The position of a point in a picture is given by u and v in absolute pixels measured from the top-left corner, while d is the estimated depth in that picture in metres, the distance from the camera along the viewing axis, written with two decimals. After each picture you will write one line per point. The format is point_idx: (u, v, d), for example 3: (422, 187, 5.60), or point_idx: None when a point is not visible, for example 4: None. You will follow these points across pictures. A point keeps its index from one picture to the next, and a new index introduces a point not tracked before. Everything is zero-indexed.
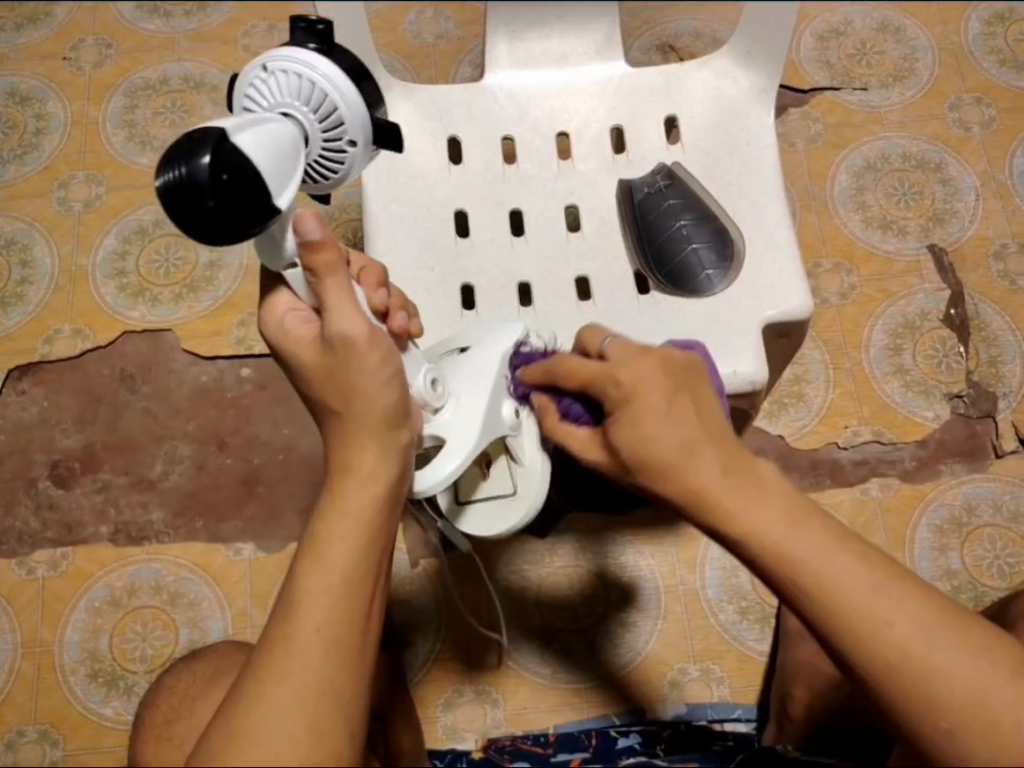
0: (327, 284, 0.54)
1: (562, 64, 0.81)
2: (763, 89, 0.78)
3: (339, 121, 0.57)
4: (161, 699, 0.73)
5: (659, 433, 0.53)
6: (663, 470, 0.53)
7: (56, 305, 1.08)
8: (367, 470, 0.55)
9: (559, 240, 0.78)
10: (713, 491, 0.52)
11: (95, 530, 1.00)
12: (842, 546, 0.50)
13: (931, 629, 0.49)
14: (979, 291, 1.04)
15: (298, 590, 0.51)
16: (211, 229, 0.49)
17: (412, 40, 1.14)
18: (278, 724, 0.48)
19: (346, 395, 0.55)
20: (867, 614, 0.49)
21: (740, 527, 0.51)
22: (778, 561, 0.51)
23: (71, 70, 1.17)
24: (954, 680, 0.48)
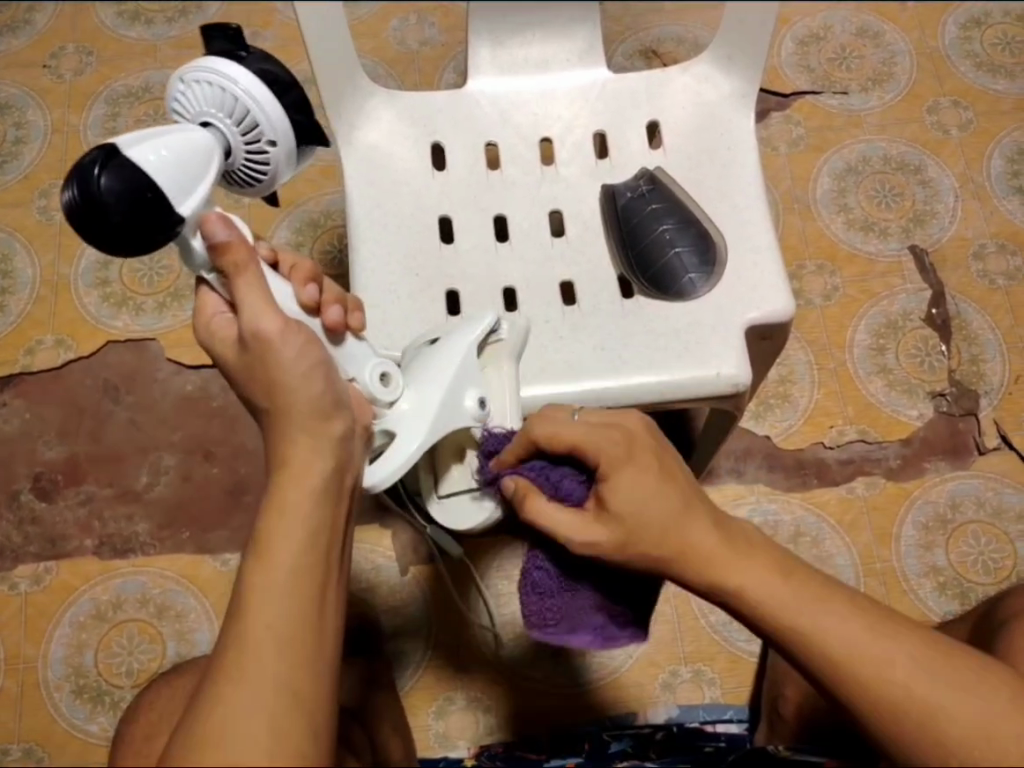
0: (242, 286, 0.54)
1: (543, 70, 0.81)
2: (744, 94, 0.79)
3: (255, 124, 0.57)
4: (141, 718, 0.72)
5: (649, 496, 0.55)
6: (652, 531, 0.54)
7: (37, 316, 1.06)
8: (300, 468, 0.53)
9: (543, 245, 0.78)
10: (704, 570, 0.53)
11: (79, 543, 0.99)
12: (832, 597, 0.52)
13: (924, 662, 0.50)
14: (959, 291, 1.06)
15: (247, 592, 0.50)
16: (115, 239, 0.52)
17: (396, 46, 1.14)
18: (235, 727, 0.46)
19: (268, 389, 0.54)
20: (860, 664, 0.50)
21: (733, 583, 0.53)
22: (773, 617, 0.52)
23: (51, 78, 1.16)
24: (954, 715, 0.49)
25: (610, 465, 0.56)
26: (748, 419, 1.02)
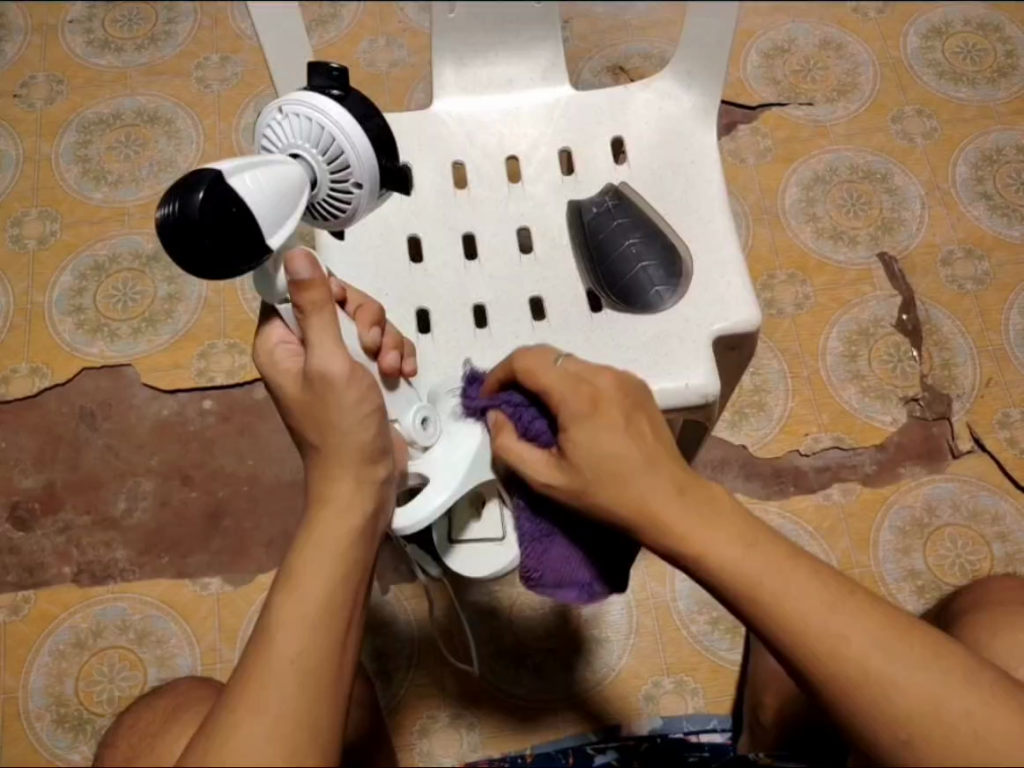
0: (314, 321, 0.56)
1: (507, 89, 0.82)
2: (705, 107, 0.80)
3: (346, 164, 0.57)
4: (121, 741, 0.71)
5: (617, 449, 0.51)
6: (617, 484, 0.51)
7: (12, 344, 1.06)
8: (344, 502, 0.55)
9: (511, 263, 0.79)
10: (671, 519, 0.49)
11: (58, 572, 0.98)
12: (802, 566, 0.49)
13: (882, 634, 0.47)
14: (929, 296, 1.07)
15: (274, 619, 0.51)
16: (202, 261, 0.52)
17: (366, 68, 1.15)
18: (253, 758, 0.47)
19: (325, 428, 0.56)
20: (825, 631, 0.47)
21: (695, 544, 0.49)
22: (738, 583, 0.48)
23: (22, 107, 1.16)
24: (903, 686, 0.47)
25: (573, 421, 0.52)
26: (723, 428, 1.02)
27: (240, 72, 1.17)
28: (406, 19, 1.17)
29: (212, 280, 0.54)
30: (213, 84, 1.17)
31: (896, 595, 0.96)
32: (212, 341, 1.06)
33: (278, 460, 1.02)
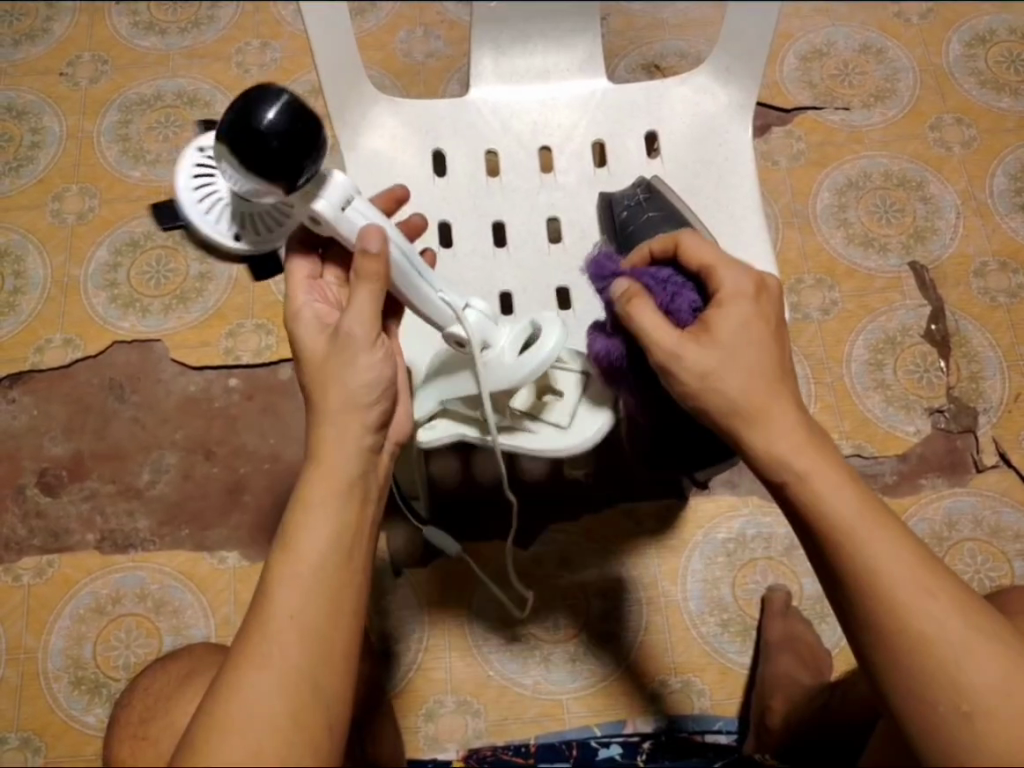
0: (359, 287, 0.59)
1: (544, 80, 0.83)
2: (742, 105, 0.80)
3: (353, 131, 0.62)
4: (140, 696, 0.73)
5: (755, 357, 0.60)
6: (747, 388, 0.59)
7: (48, 315, 1.09)
8: (328, 463, 0.56)
9: (541, 252, 0.79)
10: (790, 458, 0.58)
11: (81, 538, 1.01)
12: (895, 529, 0.56)
13: (961, 605, 0.55)
14: (960, 307, 1.05)
15: (270, 580, 0.53)
16: (267, 163, 0.55)
17: (402, 58, 1.16)
18: (259, 708, 0.49)
19: (324, 388, 0.58)
20: (904, 595, 0.55)
21: (806, 472, 0.58)
22: (836, 525, 0.56)
23: (66, 85, 1.19)
24: (969, 652, 0.54)
25: (733, 298, 0.61)
26: None
27: (280, 58, 1.20)
28: (444, 10, 1.18)
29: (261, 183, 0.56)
30: (252, 69, 1.19)
31: None
32: (239, 320, 1.08)
33: (300, 440, 1.03)
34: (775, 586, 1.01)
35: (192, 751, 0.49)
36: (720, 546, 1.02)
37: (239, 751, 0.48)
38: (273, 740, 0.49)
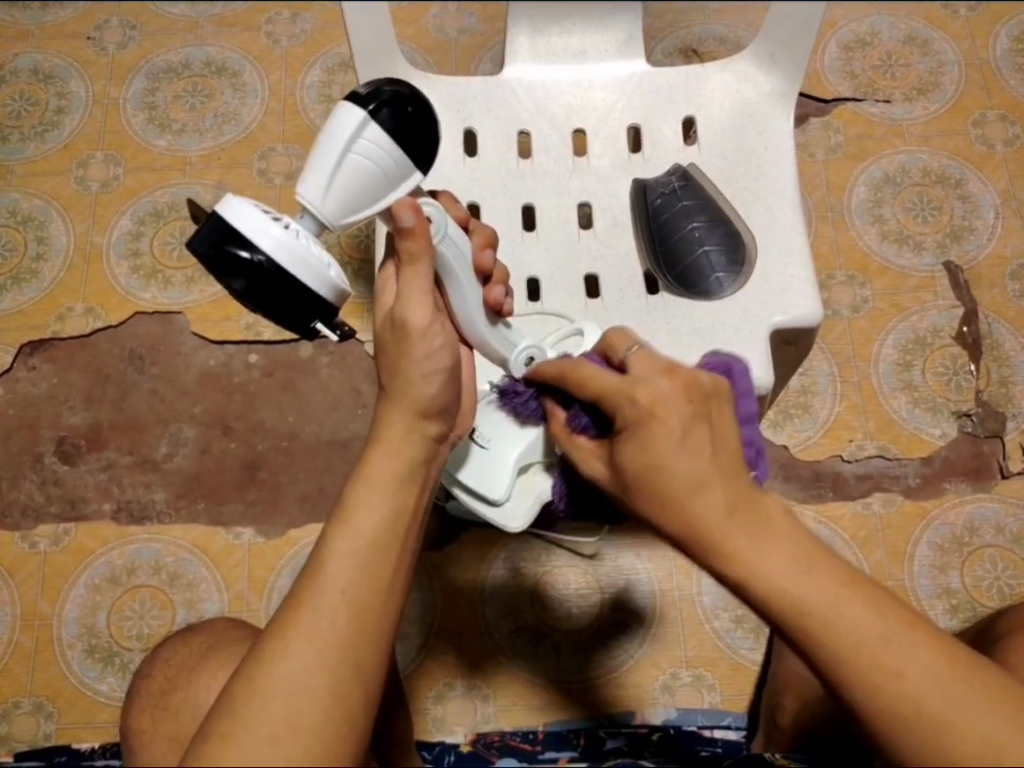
0: (409, 275, 0.57)
1: (580, 60, 0.80)
2: (783, 94, 0.77)
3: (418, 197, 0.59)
4: (159, 668, 0.72)
5: (666, 462, 0.48)
6: (670, 505, 0.49)
7: (70, 283, 1.09)
8: (393, 442, 0.56)
9: (569, 237, 0.77)
10: (748, 553, 0.47)
11: (97, 507, 1.01)
12: (867, 593, 0.46)
13: (939, 671, 0.45)
14: (994, 310, 1.03)
15: (325, 551, 0.52)
16: (404, 121, 0.56)
17: (435, 34, 1.14)
18: (301, 681, 0.48)
19: (391, 372, 0.58)
20: (873, 668, 0.45)
21: (741, 563, 0.47)
22: (793, 609, 0.46)
23: (94, 50, 1.18)
24: (962, 726, 0.45)
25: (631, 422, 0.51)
26: (765, 427, 1.00)
27: (310, 30, 1.18)
28: None
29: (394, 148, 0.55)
30: (282, 39, 1.17)
31: (928, 612, 0.94)
32: None
33: (319, 419, 1.03)
34: None
35: (228, 713, 0.48)
36: None
37: (276, 723, 0.47)
38: (311, 712, 0.47)
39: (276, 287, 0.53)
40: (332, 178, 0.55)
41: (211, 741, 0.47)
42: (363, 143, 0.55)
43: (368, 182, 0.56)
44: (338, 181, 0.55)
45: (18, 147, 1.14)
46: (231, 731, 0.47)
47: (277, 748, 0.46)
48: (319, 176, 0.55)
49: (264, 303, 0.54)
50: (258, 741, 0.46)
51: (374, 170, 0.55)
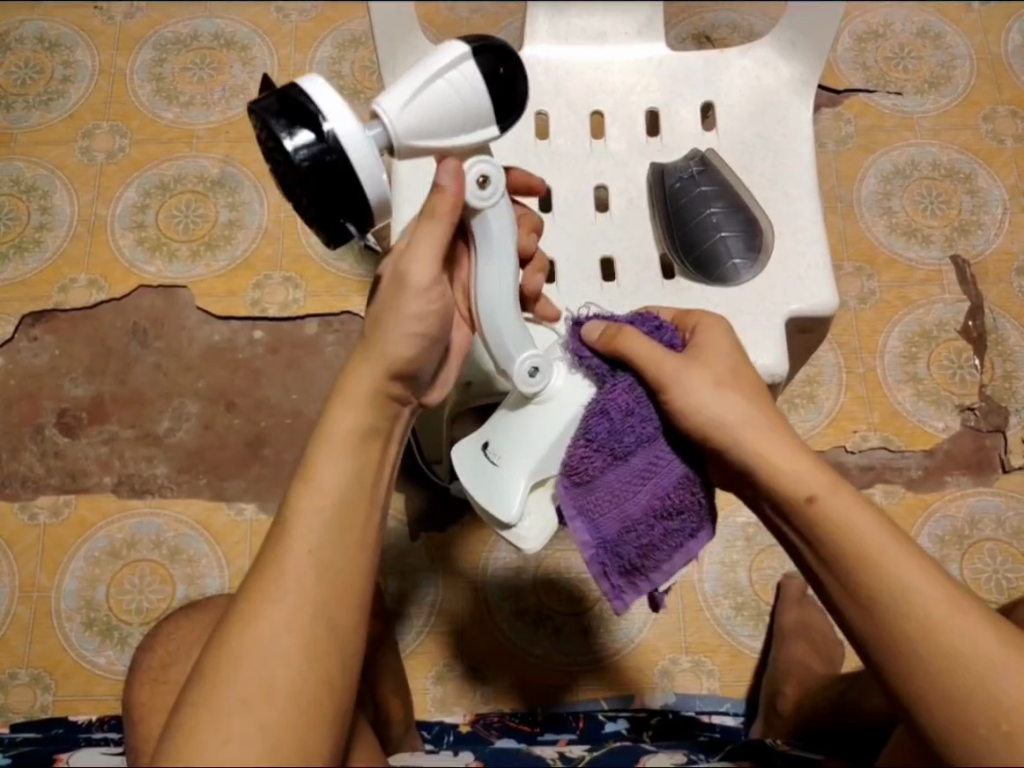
0: (425, 226, 0.57)
1: (600, 42, 0.79)
2: (804, 81, 0.77)
3: (484, 171, 0.58)
4: (163, 642, 0.71)
5: (742, 411, 0.59)
6: (742, 437, 0.59)
7: (73, 254, 1.08)
8: (360, 400, 0.56)
9: (585, 219, 0.77)
10: (806, 481, 0.57)
11: (98, 480, 1.00)
12: (915, 553, 0.54)
13: (989, 623, 0.52)
14: (999, 305, 1.04)
15: (290, 512, 0.52)
16: (495, 77, 0.57)
17: (448, 13, 1.13)
18: (270, 646, 0.48)
19: (375, 323, 0.57)
20: (932, 614, 0.52)
21: (823, 505, 0.56)
22: (849, 541, 0.54)
23: (102, 19, 1.17)
24: (1009, 674, 0.51)
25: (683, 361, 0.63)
26: None
27: (322, 5, 1.17)
28: None
29: (474, 91, 0.56)
30: (292, 14, 1.16)
31: None
32: (267, 272, 1.07)
33: (324, 397, 1.02)
34: (791, 573, 1.01)
35: (202, 683, 0.48)
36: (738, 531, 1.02)
37: (247, 689, 0.47)
38: (284, 674, 0.47)
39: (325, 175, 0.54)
40: (414, 95, 0.55)
41: (185, 710, 0.47)
42: (455, 75, 0.56)
43: (442, 114, 0.56)
44: (420, 100, 0.55)
45: (23, 115, 1.13)
46: (202, 698, 0.47)
47: (251, 711, 0.46)
48: (402, 92, 0.55)
49: (308, 186, 0.54)
50: (233, 705, 0.46)
51: (457, 102, 0.56)
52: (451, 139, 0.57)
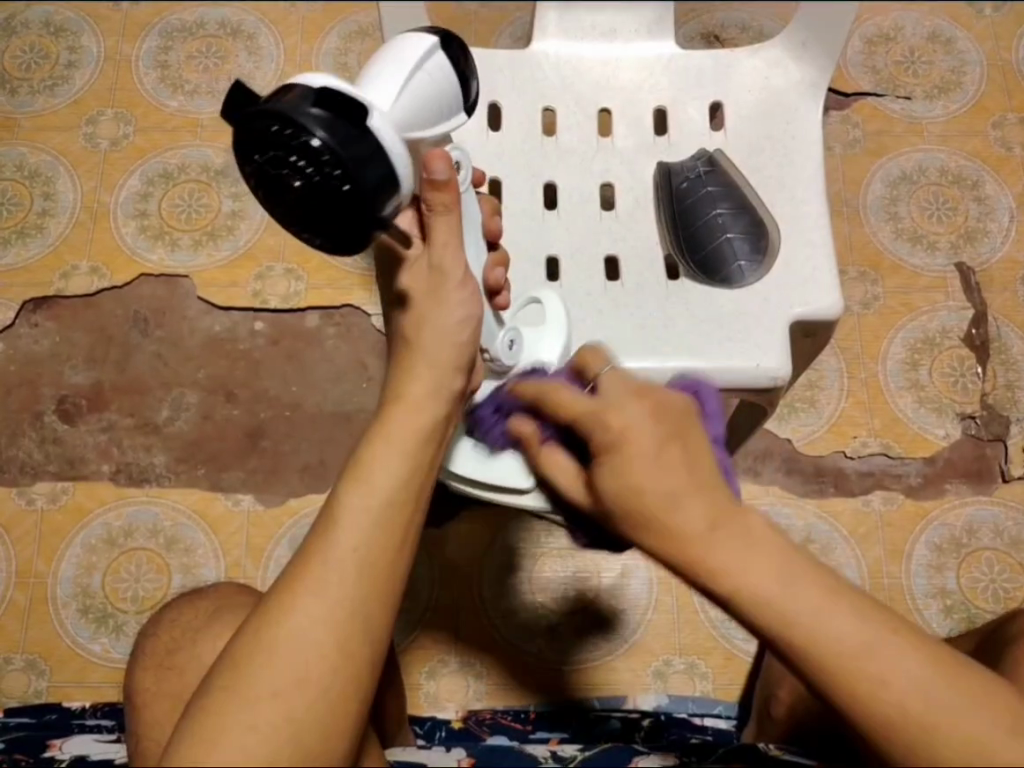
0: (442, 221, 0.55)
1: (611, 38, 0.79)
2: (815, 83, 0.76)
3: (459, 161, 0.58)
4: (158, 633, 0.70)
5: (648, 475, 0.48)
6: (646, 511, 0.47)
7: (76, 241, 1.07)
8: (416, 399, 0.53)
9: (591, 217, 0.77)
10: (711, 555, 0.45)
11: (96, 468, 1.00)
12: (845, 595, 0.44)
13: (933, 666, 0.44)
14: (1003, 314, 1.03)
15: (338, 505, 0.49)
16: (459, 68, 0.58)
17: (456, 6, 1.13)
18: (308, 640, 0.46)
19: (417, 325, 0.55)
20: (866, 674, 0.43)
21: (728, 577, 0.45)
22: (765, 612, 0.44)
23: (109, 5, 1.16)
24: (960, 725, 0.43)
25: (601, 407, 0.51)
26: (771, 420, 1.00)
27: None
28: None
29: (445, 82, 0.57)
30: (300, 4, 1.16)
31: (922, 612, 0.95)
32: (269, 264, 1.07)
33: (324, 389, 1.02)
34: None
35: (231, 670, 0.46)
36: None
37: (282, 682, 0.45)
38: (317, 668, 0.46)
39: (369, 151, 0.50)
40: (400, 86, 0.54)
41: (213, 692, 0.46)
42: (431, 67, 0.56)
43: (424, 105, 0.55)
44: (407, 90, 0.54)
45: (28, 100, 1.12)
46: (234, 684, 0.46)
47: (282, 703, 0.45)
48: (388, 86, 0.54)
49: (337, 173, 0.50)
50: (262, 695, 0.45)
51: (435, 94, 0.56)
52: (430, 130, 0.56)
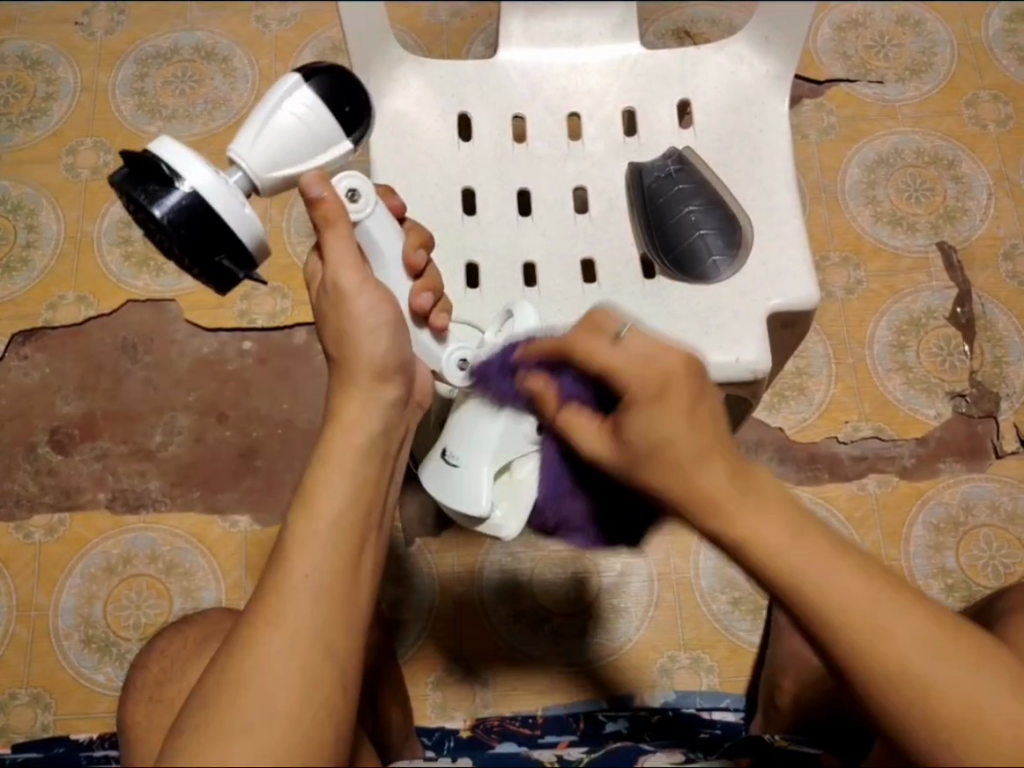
0: (332, 237, 0.57)
1: (576, 43, 0.79)
2: (779, 76, 0.77)
3: (353, 186, 0.61)
4: (152, 663, 0.71)
5: (674, 434, 0.50)
6: (668, 470, 0.50)
7: (61, 271, 1.08)
8: (351, 419, 0.54)
9: (566, 222, 0.77)
10: (720, 500, 0.49)
11: (92, 497, 1.01)
12: (854, 561, 0.48)
13: (931, 636, 0.47)
14: (987, 291, 1.04)
15: (288, 537, 0.50)
16: (342, 107, 0.59)
17: (426, 17, 1.14)
18: (275, 670, 0.46)
19: (338, 342, 0.57)
20: (867, 628, 0.46)
21: (743, 532, 0.48)
22: (781, 573, 0.47)
23: (82, 35, 1.17)
24: (953, 690, 0.46)
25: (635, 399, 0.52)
26: (761, 409, 1.01)
27: (300, 14, 1.17)
28: None
29: (324, 123, 0.58)
30: (272, 24, 1.16)
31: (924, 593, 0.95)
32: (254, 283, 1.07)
33: (314, 406, 1.02)
34: None
35: (200, 709, 0.46)
36: None
37: (250, 715, 0.45)
38: (285, 699, 0.46)
39: (183, 217, 0.54)
40: (263, 133, 0.58)
41: (187, 731, 0.46)
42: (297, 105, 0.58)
43: (294, 145, 0.58)
44: (267, 134, 0.58)
45: (7, 134, 1.13)
46: (205, 722, 0.45)
47: (251, 735, 0.45)
48: (247, 135, 0.57)
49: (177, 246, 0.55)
50: (233, 729, 0.45)
51: (304, 132, 0.58)
52: (307, 164, 0.59)
